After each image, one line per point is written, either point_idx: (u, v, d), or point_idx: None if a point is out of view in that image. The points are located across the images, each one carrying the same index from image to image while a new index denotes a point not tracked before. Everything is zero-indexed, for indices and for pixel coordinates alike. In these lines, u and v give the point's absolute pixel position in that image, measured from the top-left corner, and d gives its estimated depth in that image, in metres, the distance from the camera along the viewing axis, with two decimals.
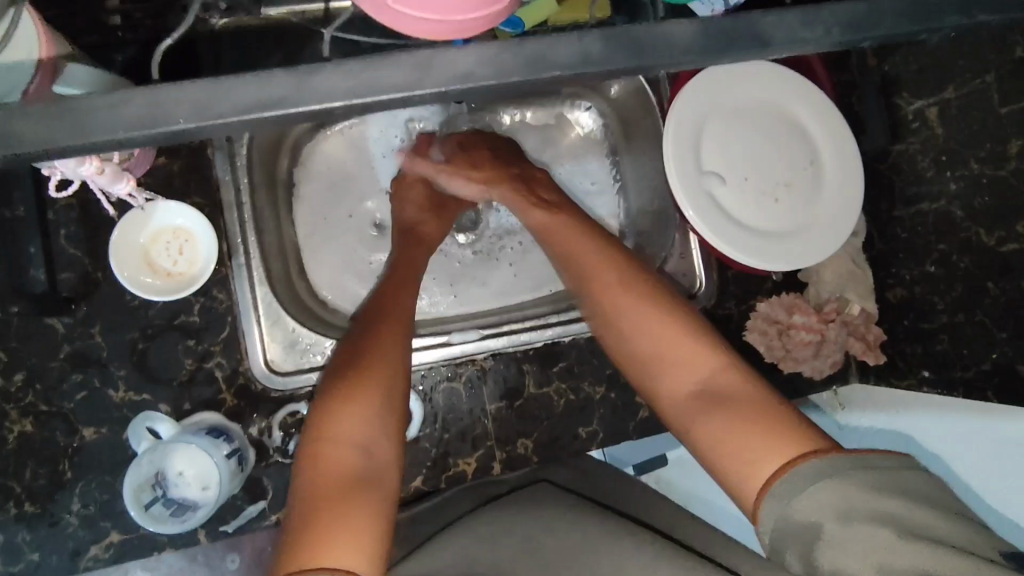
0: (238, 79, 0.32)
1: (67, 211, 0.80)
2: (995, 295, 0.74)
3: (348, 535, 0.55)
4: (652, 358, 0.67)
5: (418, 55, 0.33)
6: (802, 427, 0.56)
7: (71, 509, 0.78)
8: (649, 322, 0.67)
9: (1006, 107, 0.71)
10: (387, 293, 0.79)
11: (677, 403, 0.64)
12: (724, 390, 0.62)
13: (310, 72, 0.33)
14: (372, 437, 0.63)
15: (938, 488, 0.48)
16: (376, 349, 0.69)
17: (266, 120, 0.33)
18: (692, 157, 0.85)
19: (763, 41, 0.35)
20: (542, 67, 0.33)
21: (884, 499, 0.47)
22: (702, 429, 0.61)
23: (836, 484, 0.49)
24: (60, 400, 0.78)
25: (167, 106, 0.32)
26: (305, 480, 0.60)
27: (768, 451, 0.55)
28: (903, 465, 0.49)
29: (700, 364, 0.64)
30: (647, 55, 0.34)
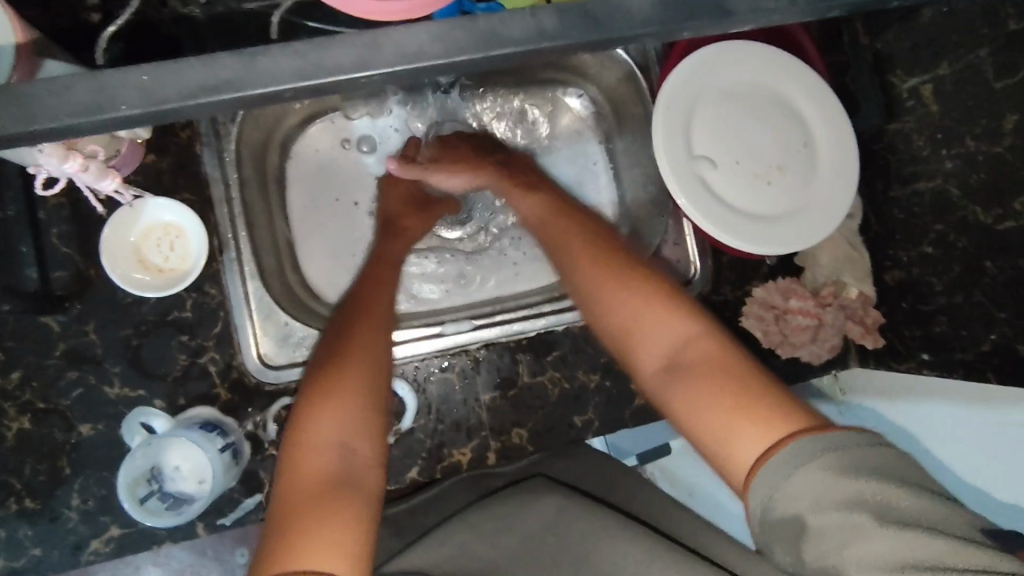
0: (185, 63, 0.32)
1: (59, 210, 0.80)
2: (992, 275, 0.73)
3: (326, 535, 0.55)
4: (626, 336, 0.64)
5: (366, 36, 0.33)
6: (783, 406, 0.53)
7: (71, 505, 0.79)
8: (625, 299, 0.65)
9: (1000, 82, 0.68)
10: (364, 299, 0.79)
11: (651, 383, 0.61)
12: (697, 359, 0.59)
13: (255, 54, 0.32)
14: (350, 436, 0.63)
15: (905, 461, 0.47)
16: (353, 351, 0.70)
17: (213, 104, 0.32)
18: (682, 143, 0.83)
19: (725, 9, 0.34)
20: (493, 44, 0.33)
21: (856, 483, 0.45)
22: (678, 406, 0.58)
23: (808, 470, 0.47)
24: (57, 397, 0.79)
25: (112, 93, 0.32)
26: (284, 489, 0.60)
27: (747, 432, 0.52)
28: (870, 440, 0.48)
29: (673, 331, 0.61)
30: (604, 26, 0.34)
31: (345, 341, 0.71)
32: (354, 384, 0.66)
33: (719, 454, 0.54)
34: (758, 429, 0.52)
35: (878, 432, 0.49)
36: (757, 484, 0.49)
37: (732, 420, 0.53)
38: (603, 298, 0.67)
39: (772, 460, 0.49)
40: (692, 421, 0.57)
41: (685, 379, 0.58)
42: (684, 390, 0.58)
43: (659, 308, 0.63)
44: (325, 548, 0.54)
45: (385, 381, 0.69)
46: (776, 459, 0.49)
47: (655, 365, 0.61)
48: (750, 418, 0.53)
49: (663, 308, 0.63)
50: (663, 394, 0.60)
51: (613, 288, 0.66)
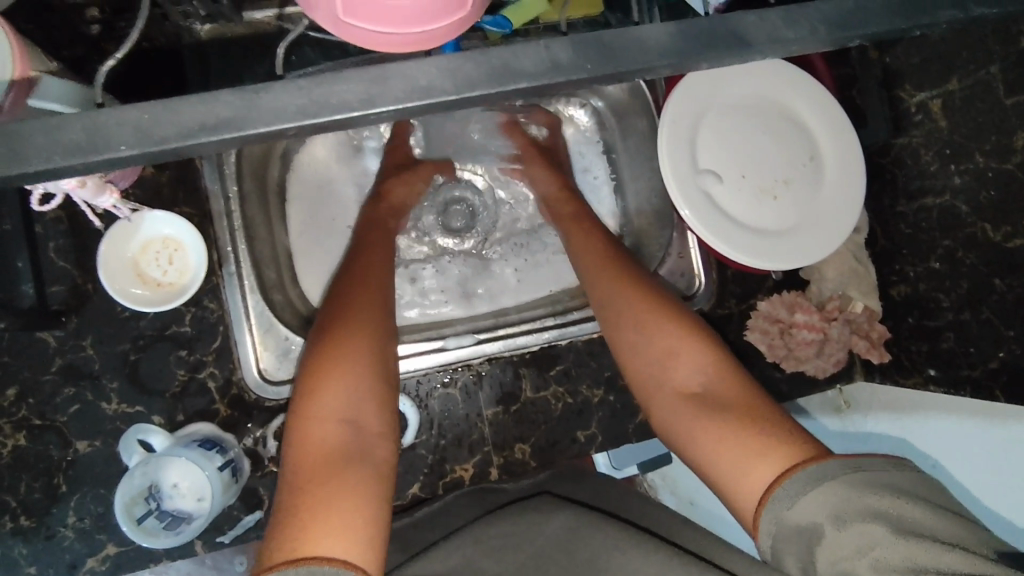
0: (185, 101, 0.31)
1: (56, 224, 0.79)
2: (1002, 292, 0.72)
3: (339, 517, 0.56)
4: (650, 367, 0.68)
5: (372, 72, 0.32)
6: (798, 439, 0.56)
7: (67, 522, 0.77)
8: (651, 328, 0.68)
9: (1011, 98, 0.68)
10: (361, 258, 0.77)
11: (672, 413, 0.65)
12: (722, 395, 0.62)
13: (257, 91, 0.31)
14: (358, 412, 0.64)
15: (928, 488, 0.48)
16: (355, 318, 0.68)
17: (212, 144, 0.31)
18: (686, 156, 0.83)
19: (744, 41, 0.33)
20: (506, 78, 0.32)
21: (877, 498, 0.47)
22: (699, 437, 0.61)
23: (829, 486, 0.49)
24: (53, 413, 0.78)
25: (108, 132, 0.31)
26: (294, 461, 0.61)
27: (761, 462, 0.55)
28: (894, 466, 0.49)
29: (701, 366, 0.65)
30: (622, 58, 0.33)
31: (344, 303, 0.70)
32: (358, 351, 0.66)
33: (733, 482, 0.57)
34: (775, 458, 0.55)
35: (904, 461, 0.51)
36: (772, 505, 0.52)
37: (750, 450, 0.56)
38: (632, 324, 0.70)
39: (790, 479, 0.52)
40: (710, 452, 0.60)
41: (709, 411, 0.62)
42: (705, 422, 0.61)
43: (687, 342, 0.67)
44: (338, 526, 0.56)
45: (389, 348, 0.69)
46: (789, 482, 0.51)
47: (680, 395, 0.65)
48: (768, 450, 0.56)
49: (693, 342, 0.67)
50: (684, 425, 0.63)
51: (643, 320, 0.69)
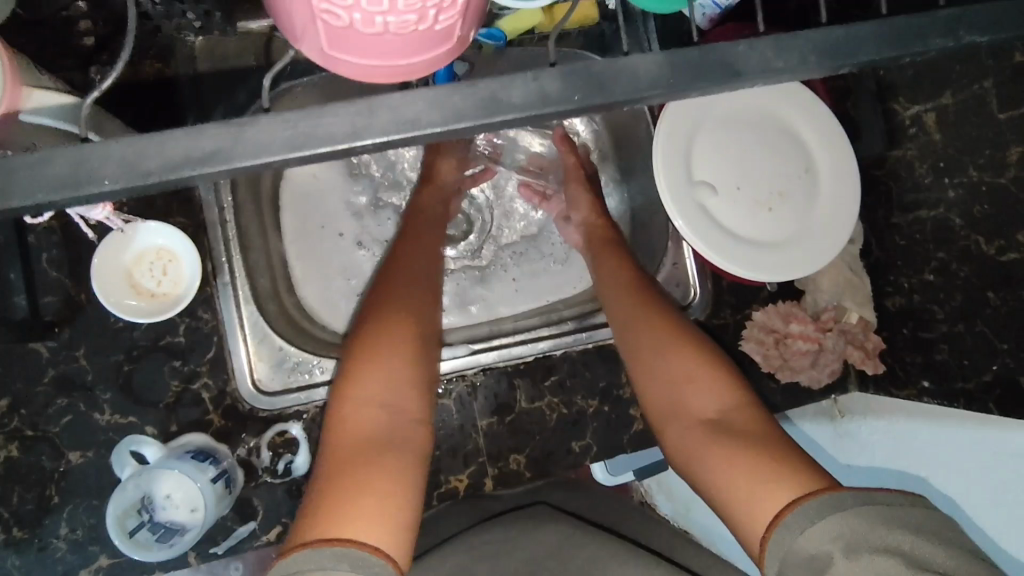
0: (170, 135, 0.31)
1: (49, 234, 0.79)
2: (995, 305, 0.72)
3: (371, 502, 0.57)
4: (668, 392, 0.69)
5: (359, 103, 0.32)
6: (809, 471, 0.56)
7: (59, 534, 0.77)
8: (672, 353, 0.70)
9: (1005, 113, 0.68)
10: (399, 254, 0.79)
11: (688, 439, 0.66)
12: (738, 424, 0.64)
13: (243, 124, 0.31)
14: (395, 398, 0.65)
15: (945, 525, 0.48)
16: (395, 308, 0.71)
17: (196, 178, 0.31)
18: (682, 169, 0.83)
19: (734, 70, 0.33)
20: (495, 109, 0.32)
21: (892, 535, 0.47)
22: (713, 463, 0.62)
23: (843, 516, 0.49)
24: (45, 424, 0.78)
25: (93, 166, 0.31)
26: (329, 448, 0.62)
27: (769, 491, 0.56)
28: (912, 502, 0.49)
29: (720, 394, 0.67)
30: (610, 89, 0.33)
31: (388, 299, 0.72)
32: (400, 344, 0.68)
33: (744, 506, 0.57)
34: (788, 485, 0.55)
35: (921, 495, 0.50)
36: (784, 527, 0.52)
37: (763, 475, 0.57)
38: (653, 348, 0.71)
39: (802, 506, 0.52)
40: (722, 478, 0.61)
41: (724, 438, 0.63)
42: (721, 448, 0.62)
43: (707, 370, 0.68)
44: (369, 512, 0.56)
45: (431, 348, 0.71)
46: (803, 508, 0.52)
47: (696, 421, 0.66)
48: (781, 476, 0.56)
49: (712, 370, 0.68)
50: (698, 451, 0.64)
51: (663, 345, 0.71)
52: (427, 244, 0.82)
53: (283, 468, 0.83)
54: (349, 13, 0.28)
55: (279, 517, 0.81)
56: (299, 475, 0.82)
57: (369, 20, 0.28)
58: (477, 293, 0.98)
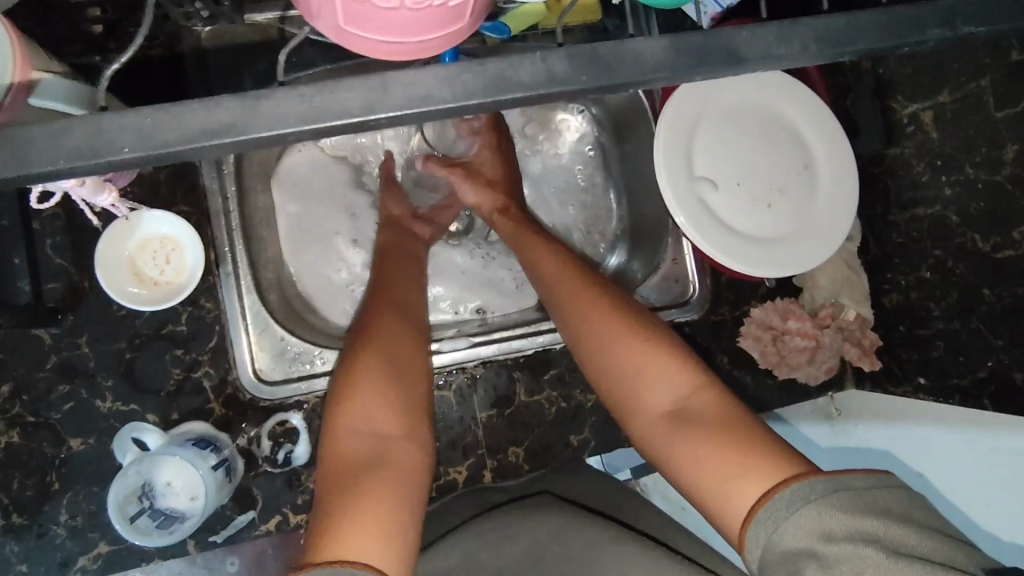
0: (186, 106, 0.32)
1: (54, 221, 0.79)
2: (991, 302, 0.73)
3: (369, 520, 0.57)
4: (630, 387, 0.68)
5: (372, 79, 0.32)
6: (782, 454, 0.57)
7: (59, 520, 0.77)
8: (630, 348, 0.69)
9: (1001, 111, 0.69)
10: (387, 279, 0.80)
11: (654, 432, 0.66)
12: (699, 412, 0.64)
13: (258, 98, 0.32)
14: (386, 418, 0.65)
15: (908, 503, 0.49)
16: (384, 332, 0.71)
17: (211, 148, 0.32)
18: (683, 164, 0.83)
19: (738, 56, 0.34)
20: (503, 88, 0.33)
21: (865, 521, 0.47)
22: (682, 455, 0.62)
23: (817, 509, 0.49)
24: (47, 411, 0.78)
25: (109, 136, 0.31)
26: (325, 469, 0.63)
27: (745, 479, 0.56)
28: (878, 483, 0.50)
29: (677, 381, 0.66)
30: (616, 72, 0.34)
31: (370, 320, 0.73)
32: (385, 362, 0.68)
33: (718, 499, 0.58)
34: (758, 475, 0.56)
35: (889, 474, 0.51)
36: (758, 524, 0.52)
37: (734, 466, 0.57)
38: (605, 347, 0.70)
39: (774, 500, 0.52)
40: (693, 470, 0.61)
41: (690, 429, 0.63)
42: (687, 438, 0.62)
43: (660, 361, 0.67)
44: (371, 527, 0.56)
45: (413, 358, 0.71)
46: (775, 501, 0.52)
47: (659, 414, 0.66)
48: (750, 467, 0.57)
49: (666, 360, 0.67)
50: (665, 442, 0.64)
51: (621, 340, 0.69)
52: (412, 267, 0.85)
53: (283, 458, 0.83)
54: None
55: (280, 506, 0.81)
56: (299, 465, 0.82)
57: None
58: (479, 290, 0.99)
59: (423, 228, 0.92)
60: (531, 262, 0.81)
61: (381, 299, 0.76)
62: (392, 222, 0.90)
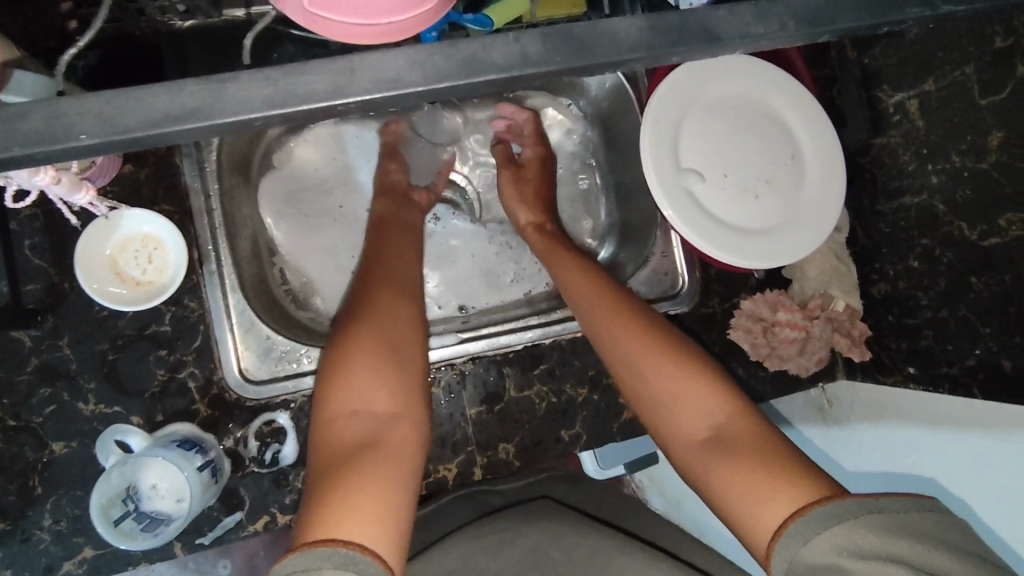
0: (148, 91, 0.31)
1: (32, 221, 0.78)
2: (978, 290, 0.72)
3: (360, 504, 0.56)
4: (664, 408, 0.68)
5: (340, 63, 0.32)
6: (818, 479, 0.56)
7: (42, 525, 0.76)
8: (664, 369, 0.69)
9: (986, 99, 0.69)
10: (378, 256, 0.79)
11: (687, 453, 0.66)
12: (732, 434, 0.64)
13: (223, 82, 0.31)
14: (377, 401, 0.64)
15: (950, 532, 0.48)
16: (375, 313, 0.70)
17: (177, 134, 0.31)
18: (670, 157, 0.83)
19: (714, 35, 0.34)
20: (475, 70, 0.32)
21: (895, 543, 0.47)
22: (714, 474, 0.62)
23: (848, 528, 0.49)
24: (28, 414, 0.77)
25: (69, 121, 0.30)
26: (317, 460, 0.62)
27: (775, 500, 0.56)
28: (915, 507, 0.49)
29: (713, 407, 0.66)
30: (591, 53, 0.33)
31: (362, 304, 0.71)
32: (378, 347, 0.67)
33: (747, 519, 0.58)
34: (788, 495, 0.55)
35: (930, 499, 0.50)
36: (787, 539, 0.52)
37: (767, 488, 0.57)
38: (640, 363, 0.70)
39: (803, 517, 0.52)
40: (722, 487, 0.61)
41: (721, 450, 0.63)
42: (721, 461, 0.62)
43: (693, 382, 0.68)
44: (360, 513, 0.55)
45: (406, 337, 0.70)
46: (804, 518, 0.52)
47: (690, 436, 0.66)
48: (776, 487, 0.56)
49: (700, 382, 0.68)
50: (699, 466, 0.64)
51: (654, 360, 0.70)
52: (405, 241, 0.82)
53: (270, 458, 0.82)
54: None
55: (267, 506, 0.80)
56: (287, 465, 0.81)
57: None
58: (468, 287, 0.98)
59: (422, 196, 0.92)
60: (562, 279, 0.82)
61: (375, 280, 0.74)
62: (397, 192, 0.90)
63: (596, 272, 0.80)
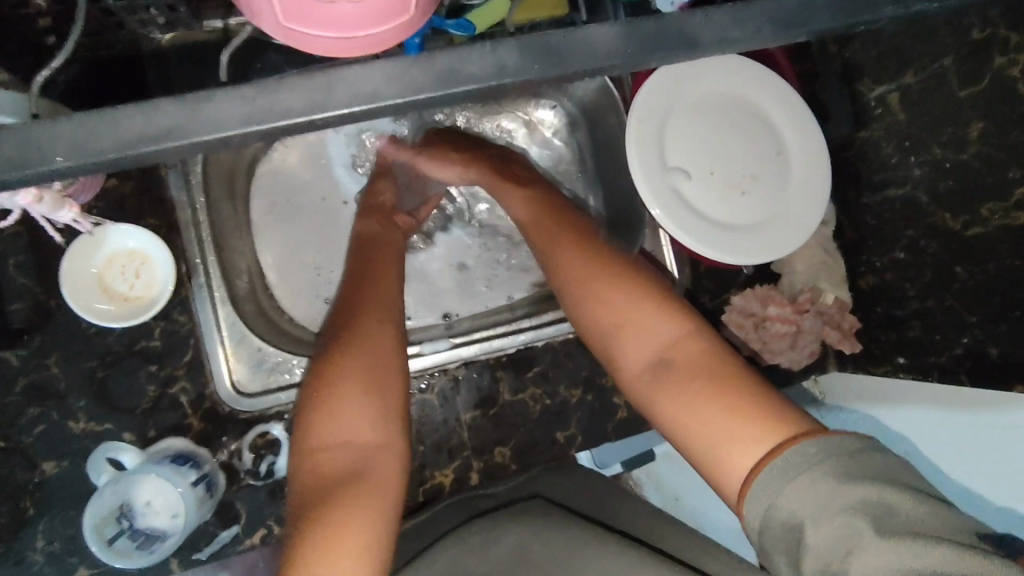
0: (123, 113, 0.31)
1: (16, 239, 0.77)
2: (964, 279, 0.73)
3: (342, 540, 0.56)
4: (620, 341, 0.68)
5: (317, 78, 0.32)
6: (776, 410, 0.56)
7: (35, 546, 0.75)
8: (616, 308, 0.68)
9: (965, 91, 0.69)
10: (367, 272, 0.78)
11: (641, 387, 0.65)
12: (683, 364, 0.63)
13: (200, 99, 0.31)
14: (362, 428, 0.64)
15: (902, 470, 0.48)
16: (361, 334, 0.69)
17: (153, 155, 0.31)
18: (656, 157, 0.83)
19: (692, 40, 0.34)
20: (453, 82, 0.32)
21: (854, 488, 0.47)
22: (668, 407, 0.62)
23: (808, 477, 0.49)
24: (18, 435, 0.76)
25: (45, 145, 0.30)
26: (300, 491, 0.62)
27: (743, 440, 0.56)
28: (868, 448, 0.49)
29: (667, 334, 0.65)
30: (569, 62, 0.33)
31: (349, 324, 0.70)
32: (366, 371, 0.66)
33: (717, 459, 0.57)
34: (756, 437, 0.55)
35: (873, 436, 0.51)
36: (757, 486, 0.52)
37: (733, 427, 0.57)
38: (593, 298, 0.70)
39: (768, 467, 0.52)
40: (686, 425, 0.60)
41: (674, 381, 0.62)
42: (678, 391, 0.62)
43: (651, 313, 0.66)
44: (342, 549, 0.56)
45: (394, 360, 0.69)
46: (768, 472, 0.51)
47: (643, 368, 0.65)
48: (742, 424, 0.56)
49: (654, 313, 0.66)
50: (655, 397, 0.63)
51: (608, 294, 0.69)
52: (390, 258, 0.82)
53: (265, 470, 0.82)
54: None
55: (264, 519, 0.80)
56: (282, 477, 0.81)
57: None
58: (459, 293, 0.98)
59: (404, 218, 0.91)
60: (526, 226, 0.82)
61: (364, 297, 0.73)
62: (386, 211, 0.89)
63: (550, 219, 0.80)
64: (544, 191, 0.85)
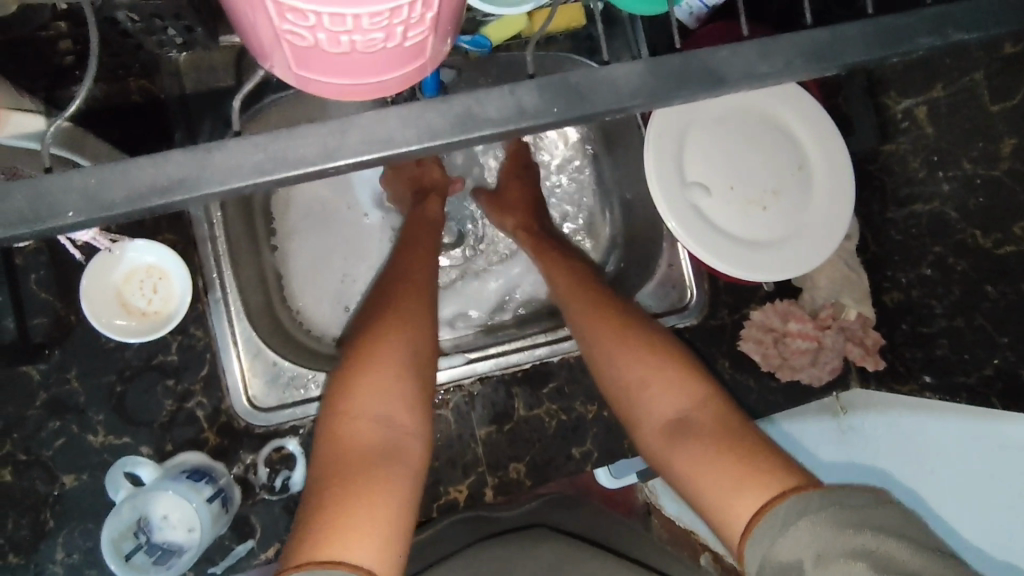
0: (133, 164, 0.31)
1: (37, 255, 0.78)
2: (994, 299, 0.71)
3: (364, 520, 0.56)
4: (635, 396, 0.69)
5: (329, 125, 0.31)
6: (778, 467, 0.58)
7: (55, 559, 0.76)
8: (632, 364, 0.69)
9: (997, 105, 0.67)
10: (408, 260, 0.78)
11: (654, 441, 0.67)
12: (700, 424, 0.65)
13: (210, 150, 0.31)
14: (388, 412, 0.64)
15: (908, 522, 0.50)
16: (394, 316, 0.69)
17: (165, 206, 0.31)
18: (675, 170, 0.82)
19: (717, 76, 0.33)
20: (470, 125, 0.31)
21: (857, 535, 0.49)
22: (679, 462, 0.64)
23: (809, 521, 0.51)
24: (38, 448, 0.77)
25: (55, 199, 0.30)
26: (318, 470, 0.61)
27: (743, 495, 0.57)
28: (877, 502, 0.52)
29: (681, 394, 0.67)
30: (590, 100, 0.32)
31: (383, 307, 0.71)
32: (401, 358, 0.66)
33: (718, 512, 0.59)
34: (757, 492, 0.57)
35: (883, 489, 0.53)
36: (754, 539, 0.54)
37: (736, 484, 0.58)
38: (610, 351, 0.71)
39: (774, 515, 0.54)
40: (694, 481, 0.62)
41: (687, 440, 0.64)
42: (688, 447, 0.63)
43: (665, 372, 0.68)
44: (363, 530, 0.56)
45: (424, 347, 0.69)
46: (771, 516, 0.54)
47: (662, 423, 0.67)
48: (749, 477, 0.58)
49: (668, 370, 0.68)
50: (667, 453, 0.65)
51: (623, 349, 0.70)
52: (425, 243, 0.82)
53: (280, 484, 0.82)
54: (314, 34, 0.29)
55: (278, 534, 0.80)
56: (297, 491, 0.81)
57: (335, 40, 0.29)
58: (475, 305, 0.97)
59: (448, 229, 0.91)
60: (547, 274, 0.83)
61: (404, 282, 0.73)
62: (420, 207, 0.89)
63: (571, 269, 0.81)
64: (570, 249, 0.88)
